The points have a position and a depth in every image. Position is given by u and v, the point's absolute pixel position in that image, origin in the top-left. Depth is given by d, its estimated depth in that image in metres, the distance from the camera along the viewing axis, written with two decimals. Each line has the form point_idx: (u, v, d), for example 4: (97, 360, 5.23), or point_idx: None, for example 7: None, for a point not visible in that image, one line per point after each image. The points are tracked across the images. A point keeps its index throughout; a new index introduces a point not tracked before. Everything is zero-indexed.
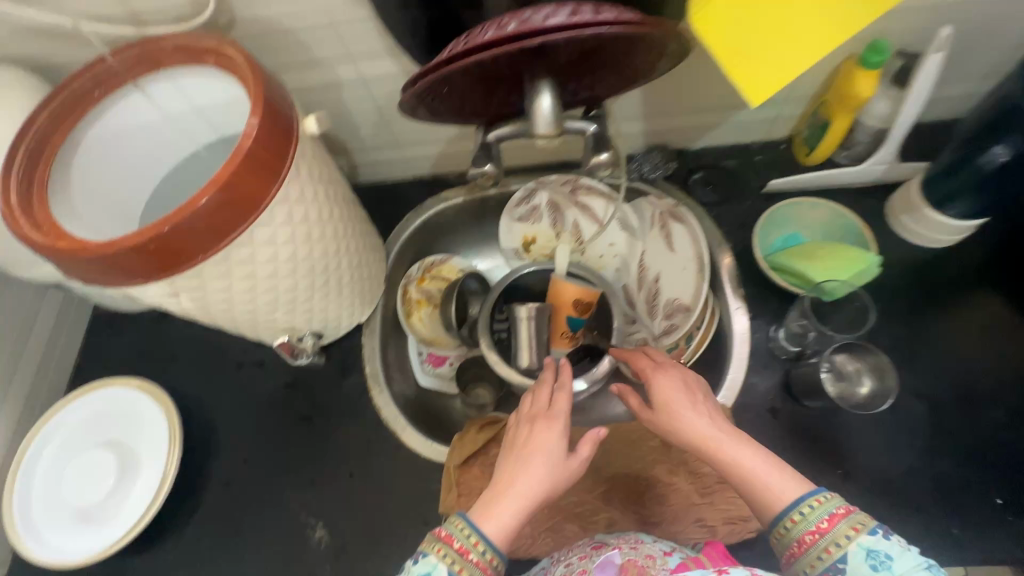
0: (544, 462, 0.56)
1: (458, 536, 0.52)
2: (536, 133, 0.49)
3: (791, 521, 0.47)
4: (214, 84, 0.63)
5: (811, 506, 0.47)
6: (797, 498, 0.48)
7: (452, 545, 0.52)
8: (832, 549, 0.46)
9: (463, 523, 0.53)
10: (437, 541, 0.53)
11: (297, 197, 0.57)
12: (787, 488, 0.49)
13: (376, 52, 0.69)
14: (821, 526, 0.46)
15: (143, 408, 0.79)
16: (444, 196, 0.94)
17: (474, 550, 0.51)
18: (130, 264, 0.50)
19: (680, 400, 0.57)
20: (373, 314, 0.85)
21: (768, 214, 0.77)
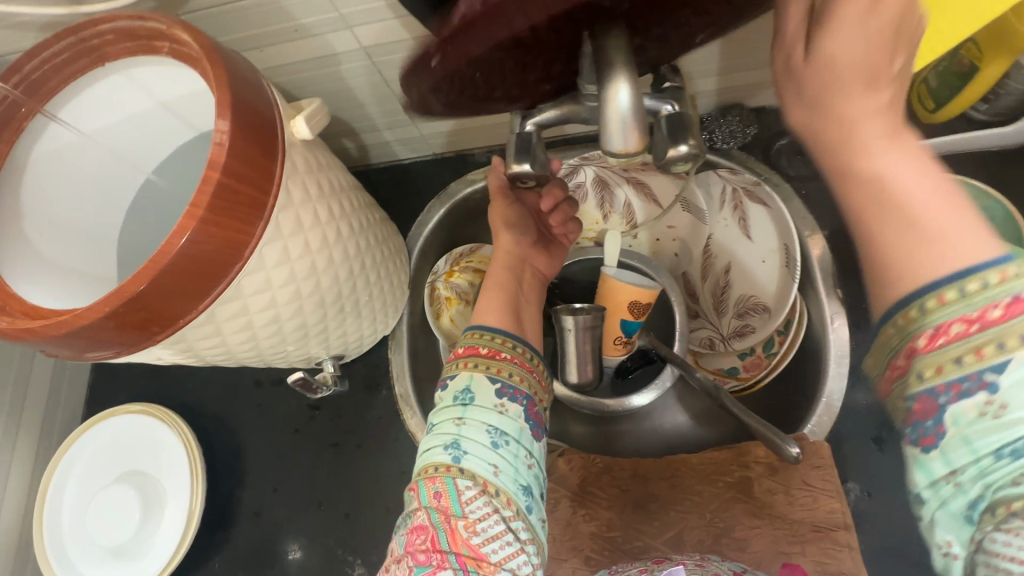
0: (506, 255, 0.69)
1: (484, 343, 0.57)
2: (609, 151, 0.34)
3: (937, 299, 0.30)
4: (177, 73, 0.49)
5: (984, 280, 0.29)
6: (972, 265, 0.29)
7: (481, 354, 0.56)
8: (987, 352, 0.29)
9: (483, 332, 0.58)
10: (459, 360, 0.57)
11: (292, 228, 0.45)
12: (966, 241, 0.30)
13: (376, 14, 0.53)
14: (983, 315, 0.29)
15: (162, 436, 0.74)
16: (471, 177, 0.80)
17: (503, 349, 0.57)
18: (96, 343, 0.40)
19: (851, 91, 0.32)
20: (399, 324, 0.75)
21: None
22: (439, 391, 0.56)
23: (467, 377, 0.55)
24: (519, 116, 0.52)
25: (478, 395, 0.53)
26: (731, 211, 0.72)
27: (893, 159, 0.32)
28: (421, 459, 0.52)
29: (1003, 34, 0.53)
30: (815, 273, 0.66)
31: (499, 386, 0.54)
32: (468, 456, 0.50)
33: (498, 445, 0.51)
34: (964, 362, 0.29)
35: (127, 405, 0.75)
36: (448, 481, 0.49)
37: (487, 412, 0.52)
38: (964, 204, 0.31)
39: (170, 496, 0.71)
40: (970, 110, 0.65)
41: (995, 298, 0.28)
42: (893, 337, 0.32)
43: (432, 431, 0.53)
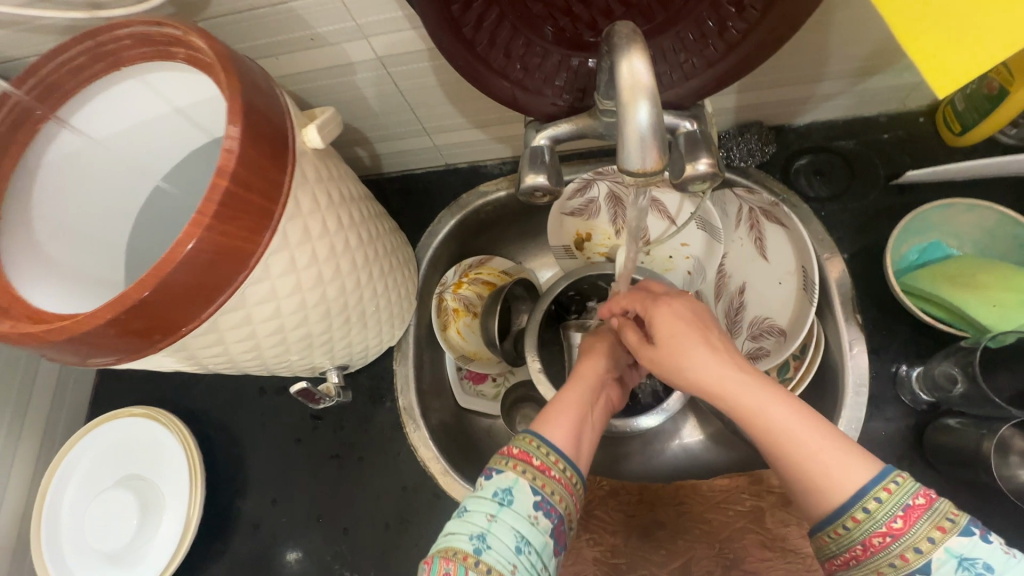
0: (594, 381, 0.59)
1: (536, 453, 0.49)
2: (626, 169, 0.33)
3: (853, 520, 0.37)
4: (191, 79, 0.49)
5: (878, 500, 0.37)
6: (863, 488, 0.37)
7: (532, 463, 0.48)
8: (910, 555, 0.36)
9: (538, 442, 0.50)
10: (510, 458, 0.49)
11: (300, 238, 0.44)
12: (848, 471, 0.38)
13: (393, 24, 0.53)
14: (893, 525, 0.36)
15: (163, 441, 0.73)
16: (483, 189, 0.79)
17: (555, 468, 0.49)
18: (95, 349, 0.39)
19: (687, 334, 0.46)
20: (406, 336, 0.74)
21: (910, 220, 0.59)
22: (480, 479, 0.49)
23: (510, 478, 0.48)
24: (532, 130, 0.51)
25: (517, 499, 0.46)
26: (747, 231, 0.70)
27: (700, 355, 0.45)
28: (438, 539, 0.45)
29: None
30: (833, 297, 0.63)
31: (539, 499, 0.47)
32: (492, 551, 0.43)
33: (522, 550, 0.44)
34: (896, 566, 0.36)
35: (129, 409, 0.75)
36: (461, 566, 0.42)
37: (520, 519, 0.45)
38: (827, 426, 0.40)
39: (168, 502, 0.70)
40: (998, 134, 0.63)
41: (892, 512, 0.36)
42: (829, 543, 0.39)
43: (457, 514, 0.47)
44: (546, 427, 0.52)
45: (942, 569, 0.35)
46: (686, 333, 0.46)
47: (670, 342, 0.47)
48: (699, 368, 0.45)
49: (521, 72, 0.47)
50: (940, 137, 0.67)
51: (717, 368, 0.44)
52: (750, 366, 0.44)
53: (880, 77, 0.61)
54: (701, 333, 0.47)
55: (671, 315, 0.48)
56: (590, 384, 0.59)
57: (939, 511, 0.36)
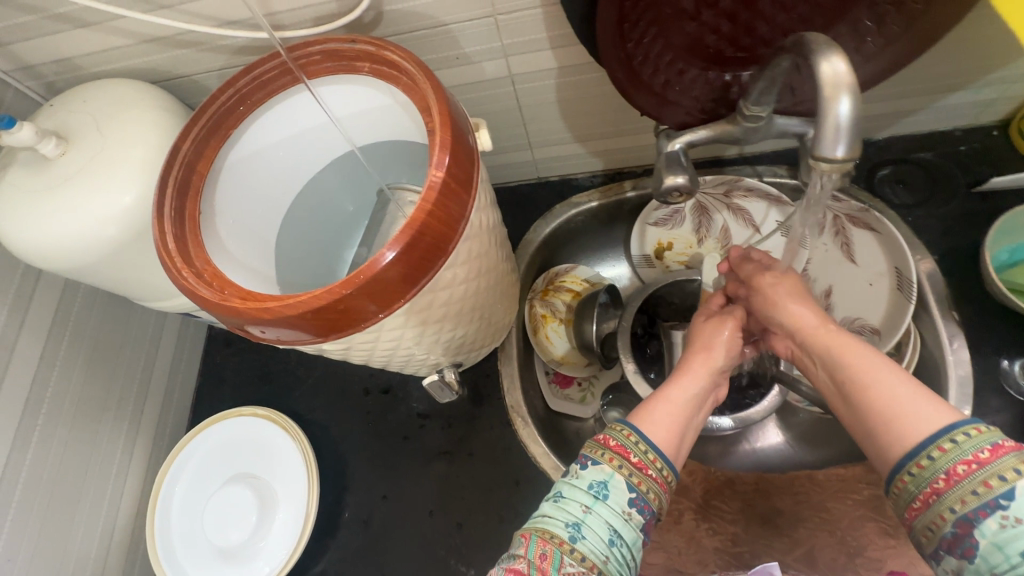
0: (701, 377, 0.55)
1: (634, 450, 0.47)
2: (818, 154, 0.37)
3: (938, 449, 0.36)
4: (363, 91, 0.54)
5: (966, 433, 0.36)
6: (946, 424, 0.37)
7: (628, 459, 0.46)
8: (994, 483, 0.34)
9: (634, 435, 0.48)
10: (605, 450, 0.47)
11: (475, 229, 0.48)
12: (929, 415, 0.38)
13: (535, 45, 0.58)
14: (979, 457, 0.35)
15: (275, 439, 0.75)
16: (575, 201, 0.84)
17: (653, 467, 0.47)
18: (305, 325, 0.42)
19: (783, 293, 0.54)
20: (508, 337, 0.77)
21: (1004, 222, 0.63)
22: (575, 466, 0.47)
23: (606, 471, 0.46)
24: (663, 137, 0.56)
25: (614, 494, 0.45)
26: (831, 237, 0.75)
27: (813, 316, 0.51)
28: (535, 518, 0.45)
29: None
30: (929, 296, 0.67)
31: (635, 497, 0.45)
32: (586, 541, 0.42)
33: (615, 545, 0.43)
34: (980, 495, 0.34)
35: (242, 408, 0.77)
36: (557, 550, 0.42)
37: (615, 515, 0.44)
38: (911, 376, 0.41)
39: (282, 498, 0.72)
40: None
41: (979, 444, 0.35)
42: (909, 482, 0.37)
43: (553, 498, 0.46)
44: (646, 421, 0.50)
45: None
46: (796, 295, 0.53)
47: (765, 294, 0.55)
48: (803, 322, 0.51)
49: (663, 86, 0.53)
50: (1015, 148, 0.72)
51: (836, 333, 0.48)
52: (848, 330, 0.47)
53: (961, 93, 0.67)
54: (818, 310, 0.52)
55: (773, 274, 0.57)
56: (699, 381, 0.54)
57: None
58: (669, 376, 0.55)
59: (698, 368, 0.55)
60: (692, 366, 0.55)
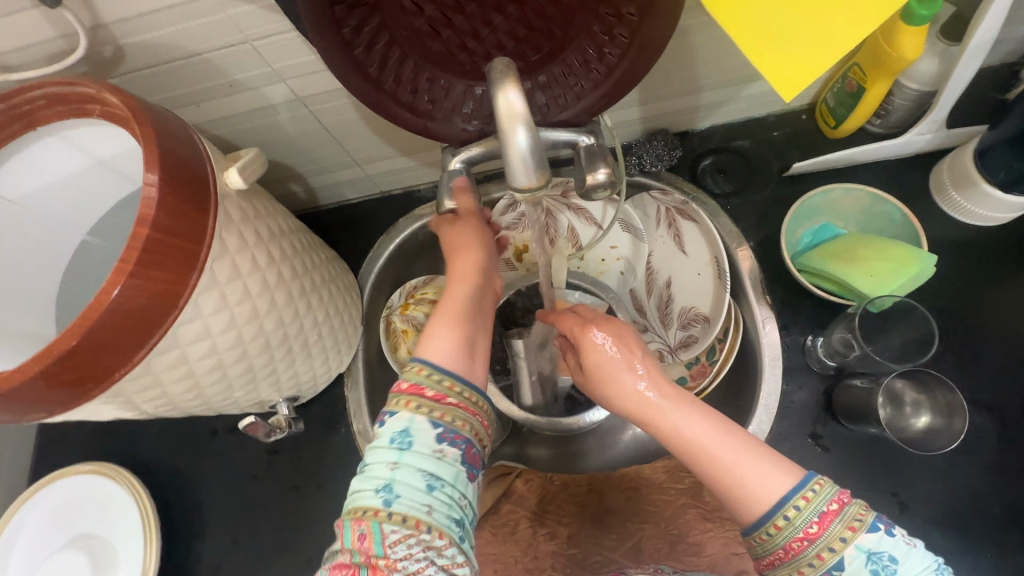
0: (467, 291, 0.59)
1: (429, 384, 0.48)
2: (515, 184, 0.37)
3: (775, 526, 0.40)
4: (116, 132, 0.50)
5: (798, 507, 0.40)
6: (783, 498, 0.41)
7: (425, 396, 0.47)
8: (826, 555, 0.39)
9: (425, 369, 0.49)
10: (401, 396, 0.48)
11: (230, 275, 0.46)
12: (766, 480, 0.42)
13: (308, 67, 0.55)
14: (812, 530, 0.40)
15: (111, 495, 0.71)
16: (417, 213, 0.82)
17: (450, 393, 0.48)
18: (9, 398, 0.38)
19: (613, 361, 0.52)
20: (355, 361, 0.75)
21: (796, 208, 0.67)
22: (377, 428, 0.47)
23: (406, 418, 0.46)
24: (448, 155, 0.55)
25: (418, 439, 0.45)
26: (666, 229, 0.75)
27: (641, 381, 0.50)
28: (349, 497, 0.44)
29: (883, 59, 0.59)
30: (744, 282, 0.70)
31: (441, 432, 0.46)
32: (401, 499, 0.43)
33: (434, 490, 0.44)
34: (816, 566, 0.39)
35: (76, 466, 0.72)
36: (374, 523, 0.42)
37: (425, 458, 0.44)
38: (736, 433, 0.45)
39: (123, 556, 0.69)
40: (867, 124, 0.71)
41: (809, 518, 0.40)
42: (757, 546, 0.42)
43: (360, 469, 0.45)
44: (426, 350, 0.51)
45: (854, 565, 0.38)
46: (626, 359, 0.52)
47: (596, 370, 0.54)
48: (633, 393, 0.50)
49: (429, 104, 0.51)
50: (821, 131, 0.74)
51: (671, 406, 0.48)
52: (670, 386, 0.49)
53: (760, 83, 0.69)
54: (646, 365, 0.51)
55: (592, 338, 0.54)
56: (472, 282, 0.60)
57: (850, 514, 0.39)
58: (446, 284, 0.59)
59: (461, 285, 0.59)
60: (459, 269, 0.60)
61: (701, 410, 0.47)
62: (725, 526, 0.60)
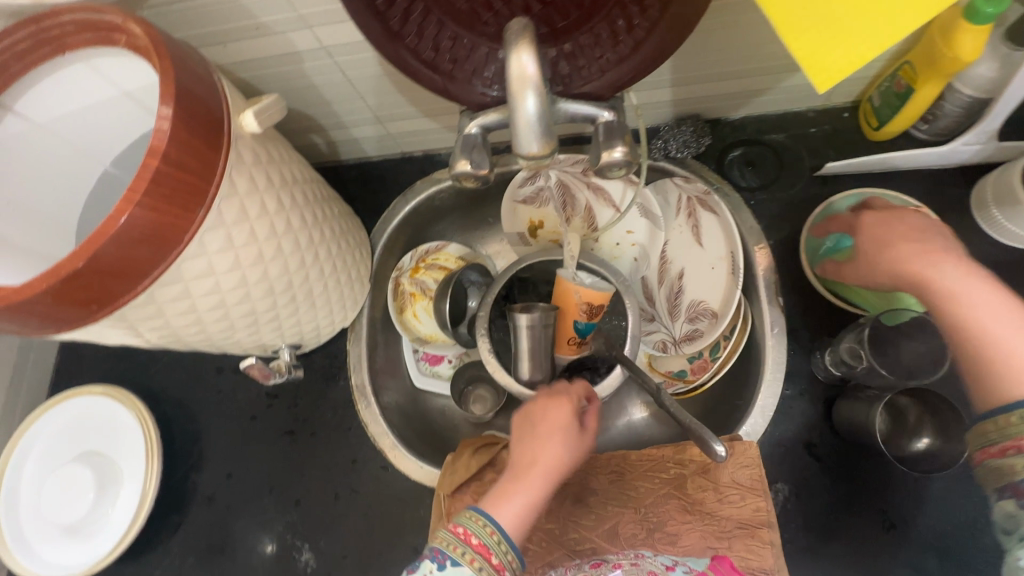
0: (552, 457, 0.55)
1: (495, 551, 0.48)
2: (519, 151, 0.36)
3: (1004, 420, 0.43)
4: (140, 65, 0.51)
5: None
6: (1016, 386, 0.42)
7: (490, 561, 0.47)
8: None
9: (479, 517, 0.50)
10: (467, 548, 0.48)
11: (237, 216, 0.47)
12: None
13: (334, 15, 0.55)
14: None
15: (119, 418, 0.75)
16: (435, 177, 0.82)
17: (497, 551, 0.48)
18: (15, 311, 0.40)
19: (893, 237, 0.53)
20: (359, 317, 0.77)
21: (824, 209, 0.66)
22: (431, 564, 0.47)
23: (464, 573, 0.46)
24: (466, 118, 0.53)
25: None
26: (685, 219, 0.73)
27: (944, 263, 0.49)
28: None
29: (936, 59, 0.55)
30: (757, 280, 0.68)
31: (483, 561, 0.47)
32: None
33: None
34: None
35: (89, 387, 0.76)
36: None
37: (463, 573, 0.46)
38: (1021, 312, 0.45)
39: (126, 475, 0.72)
40: (913, 129, 0.67)
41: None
42: (991, 430, 0.44)
43: None
44: (497, 506, 0.52)
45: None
46: (923, 245, 0.50)
47: (878, 231, 0.54)
48: (906, 261, 0.50)
49: (451, 63, 0.50)
50: (861, 132, 0.71)
51: (955, 277, 0.48)
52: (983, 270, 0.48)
53: (802, 74, 0.65)
54: (950, 256, 0.49)
55: (881, 220, 0.55)
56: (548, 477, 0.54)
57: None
58: (521, 468, 0.55)
59: (549, 447, 0.56)
60: (553, 416, 0.58)
61: (969, 272, 0.48)
62: (704, 520, 0.60)
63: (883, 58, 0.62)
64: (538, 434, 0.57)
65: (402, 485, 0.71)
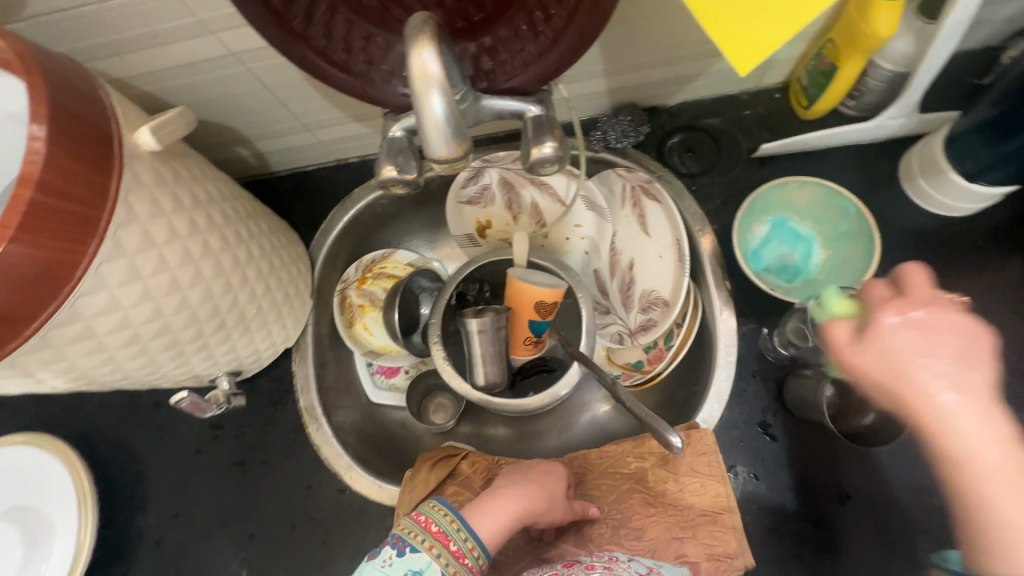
0: (535, 494, 0.56)
1: (454, 538, 0.49)
2: (431, 156, 0.35)
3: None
4: (17, 87, 0.46)
5: None
6: None
7: (448, 547, 0.48)
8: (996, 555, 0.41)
9: (444, 510, 0.51)
10: (426, 536, 0.49)
11: (139, 244, 0.43)
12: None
13: (237, 18, 0.51)
14: None
15: (48, 466, 0.69)
16: (373, 183, 0.78)
17: (457, 541, 0.49)
18: None
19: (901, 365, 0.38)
20: (302, 336, 0.73)
21: (750, 202, 0.66)
22: (390, 551, 0.48)
23: (423, 561, 0.47)
24: (389, 121, 0.51)
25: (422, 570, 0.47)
26: (630, 209, 0.73)
27: (944, 386, 0.38)
28: None
29: (854, 36, 0.56)
30: (703, 265, 0.68)
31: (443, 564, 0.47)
32: None
33: None
34: None
35: (11, 437, 0.70)
36: None
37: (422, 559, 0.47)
38: None
39: (57, 528, 0.67)
40: (842, 105, 0.68)
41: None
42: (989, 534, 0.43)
43: None
44: (472, 518, 0.53)
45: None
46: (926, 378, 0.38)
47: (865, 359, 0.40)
48: (904, 403, 0.39)
49: (366, 64, 0.47)
50: (794, 111, 0.71)
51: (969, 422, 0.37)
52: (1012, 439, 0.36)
53: None
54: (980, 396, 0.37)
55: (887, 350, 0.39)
56: (522, 508, 0.54)
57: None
58: (490, 491, 0.56)
59: (533, 485, 0.57)
60: (541, 477, 0.58)
61: (986, 409, 0.37)
62: (667, 512, 0.59)
63: (808, 37, 0.62)
64: (522, 476, 0.58)
65: (360, 507, 0.68)
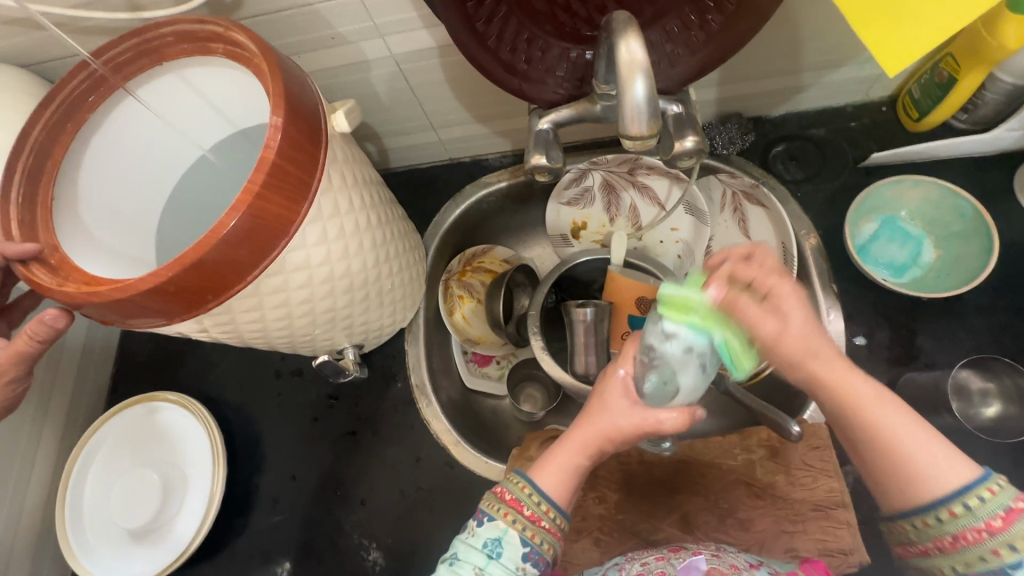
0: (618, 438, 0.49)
1: (527, 503, 0.46)
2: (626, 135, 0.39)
3: (949, 513, 0.40)
4: (230, 77, 0.53)
5: (979, 499, 0.39)
6: (963, 486, 0.40)
7: (522, 513, 0.46)
8: (1003, 551, 0.38)
9: (527, 487, 0.47)
10: (501, 505, 0.46)
11: (331, 211, 0.49)
12: (942, 469, 0.41)
13: (407, 24, 0.58)
14: (993, 524, 0.38)
15: (185, 423, 0.76)
16: (484, 181, 0.84)
17: (545, 517, 0.46)
18: (144, 305, 0.43)
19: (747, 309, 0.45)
20: (416, 318, 0.77)
21: (864, 198, 0.69)
22: (471, 523, 0.47)
23: (500, 527, 0.45)
24: (536, 116, 0.56)
25: (506, 551, 0.44)
26: (731, 213, 0.76)
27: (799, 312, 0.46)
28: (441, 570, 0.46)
29: (977, 50, 0.58)
30: (810, 268, 0.70)
31: (528, 550, 0.45)
32: None
33: None
34: (988, 559, 0.39)
35: (156, 394, 0.77)
36: None
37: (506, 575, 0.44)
38: (938, 438, 0.42)
39: (192, 479, 0.73)
40: (953, 119, 0.70)
41: (993, 511, 0.38)
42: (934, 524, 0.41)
43: (450, 560, 0.46)
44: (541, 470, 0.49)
45: None
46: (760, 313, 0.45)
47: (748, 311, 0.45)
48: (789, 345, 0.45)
49: (526, 64, 0.53)
50: (901, 124, 0.73)
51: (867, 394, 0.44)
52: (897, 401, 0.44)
53: (845, 69, 0.68)
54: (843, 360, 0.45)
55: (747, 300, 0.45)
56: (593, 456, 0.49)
57: None
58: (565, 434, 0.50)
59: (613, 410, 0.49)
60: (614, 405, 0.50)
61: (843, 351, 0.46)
62: (776, 503, 0.61)
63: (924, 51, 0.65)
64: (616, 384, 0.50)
65: (466, 480, 0.72)
